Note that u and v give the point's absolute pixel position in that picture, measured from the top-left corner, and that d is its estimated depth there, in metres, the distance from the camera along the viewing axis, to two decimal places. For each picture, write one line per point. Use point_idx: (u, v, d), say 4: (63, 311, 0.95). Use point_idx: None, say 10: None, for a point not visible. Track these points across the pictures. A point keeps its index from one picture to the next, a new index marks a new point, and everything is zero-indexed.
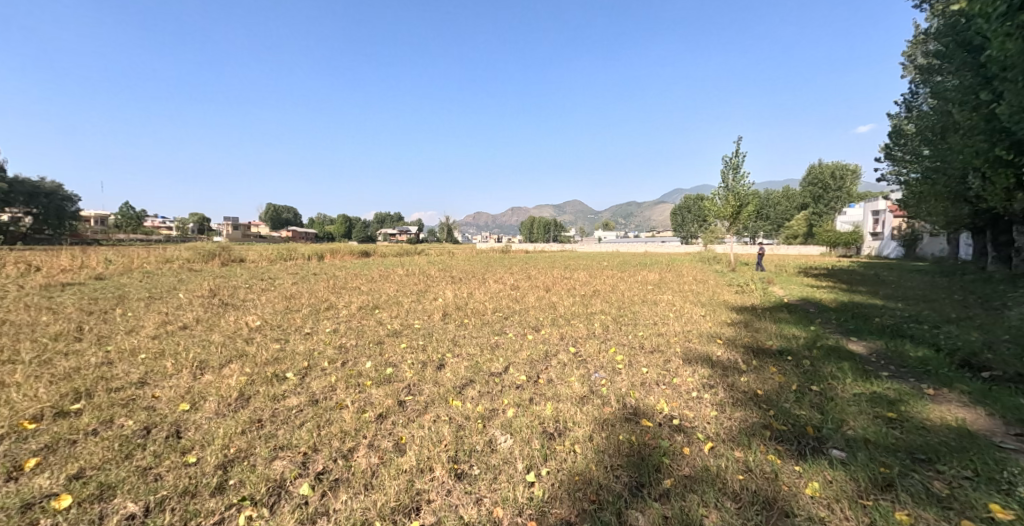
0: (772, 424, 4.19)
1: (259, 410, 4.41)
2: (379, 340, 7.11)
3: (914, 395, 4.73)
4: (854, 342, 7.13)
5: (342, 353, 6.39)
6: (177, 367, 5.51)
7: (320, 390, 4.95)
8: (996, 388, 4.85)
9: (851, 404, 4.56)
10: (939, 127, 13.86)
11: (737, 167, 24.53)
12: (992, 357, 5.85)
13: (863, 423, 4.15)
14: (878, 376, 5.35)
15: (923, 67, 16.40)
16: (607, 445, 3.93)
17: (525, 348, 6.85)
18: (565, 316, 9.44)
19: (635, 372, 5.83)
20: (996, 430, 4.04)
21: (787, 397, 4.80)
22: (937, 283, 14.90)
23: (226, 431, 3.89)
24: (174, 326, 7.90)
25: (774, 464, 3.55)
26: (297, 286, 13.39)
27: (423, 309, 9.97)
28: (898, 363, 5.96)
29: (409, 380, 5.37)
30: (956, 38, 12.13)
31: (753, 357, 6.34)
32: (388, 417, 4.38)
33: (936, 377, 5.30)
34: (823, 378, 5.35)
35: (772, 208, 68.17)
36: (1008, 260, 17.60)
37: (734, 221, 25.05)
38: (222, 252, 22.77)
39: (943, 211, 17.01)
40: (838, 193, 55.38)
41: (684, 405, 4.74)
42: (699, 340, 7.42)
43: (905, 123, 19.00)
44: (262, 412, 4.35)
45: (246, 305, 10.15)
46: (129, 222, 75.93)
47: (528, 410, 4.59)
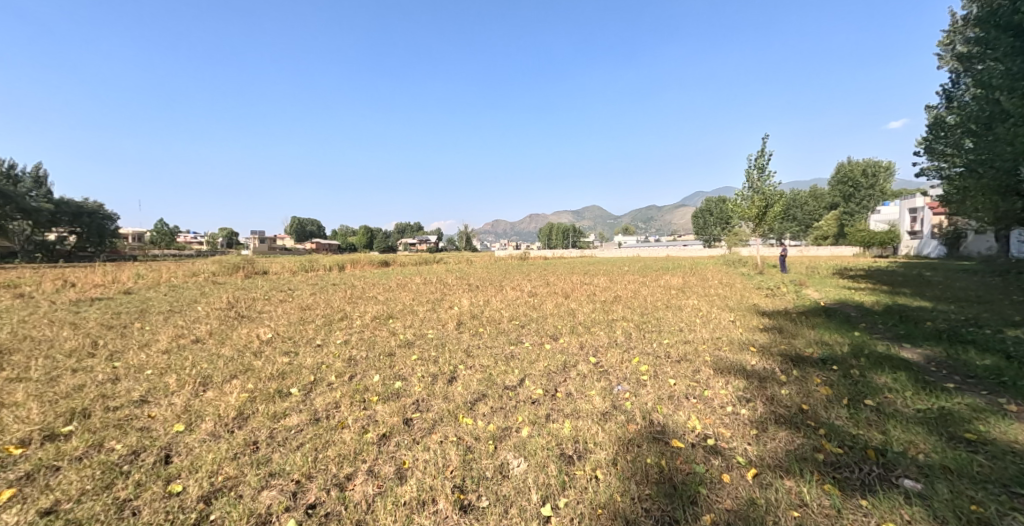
0: (825, 446, 3.68)
1: (256, 430, 4.11)
2: (390, 352, 6.77)
3: (992, 412, 4.15)
4: (908, 349, 6.46)
5: (351, 366, 6.08)
6: (180, 383, 5.28)
7: (323, 406, 4.64)
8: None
9: (916, 422, 4.01)
10: (986, 117, 12.90)
11: (762, 166, 23.65)
12: None
13: (935, 446, 3.61)
14: (943, 389, 4.77)
15: (963, 56, 15.37)
16: (633, 470, 3.49)
17: (542, 358, 6.44)
18: (585, 324, 8.97)
19: (662, 384, 5.35)
20: None
21: (838, 413, 4.28)
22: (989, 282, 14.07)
23: (217, 456, 3.59)
24: (187, 339, 7.75)
25: (833, 499, 3.07)
26: (315, 297, 13.29)
27: (438, 318, 9.64)
28: (963, 373, 5.33)
29: (418, 395, 5.00)
30: (999, 22, 11.27)
31: (792, 366, 5.78)
32: (392, 437, 4.03)
33: (1013, 391, 4.68)
34: (877, 390, 4.79)
35: (799, 208, 65.92)
36: None
37: (761, 222, 24.06)
38: (247, 265, 23.10)
39: (991, 206, 15.89)
40: (871, 191, 53.21)
41: (719, 423, 4.25)
42: (730, 348, 6.86)
43: (945, 115, 17.97)
44: (259, 433, 4.06)
45: (261, 317, 9.99)
46: (163, 238, 78.70)
47: (544, 429, 4.17)
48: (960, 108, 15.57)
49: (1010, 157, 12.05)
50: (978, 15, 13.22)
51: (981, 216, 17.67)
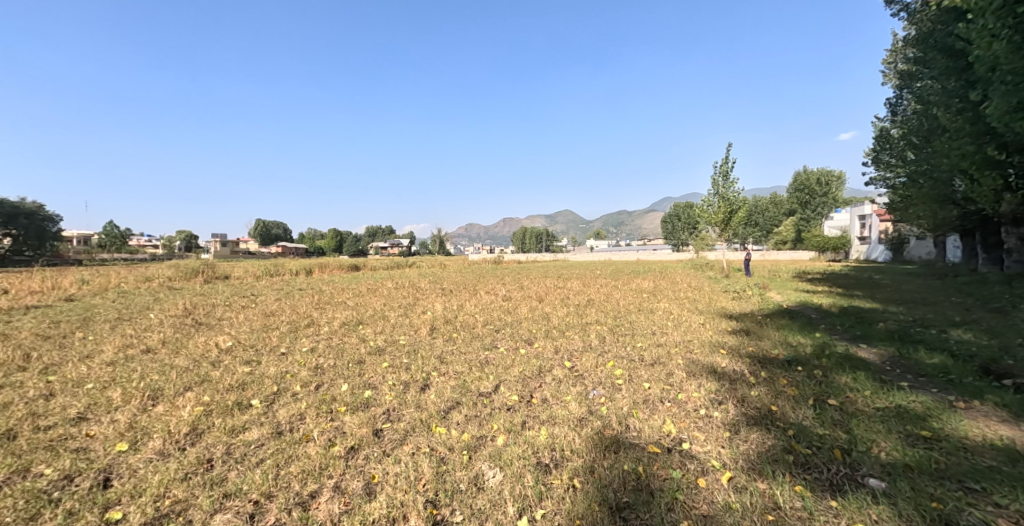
0: (795, 446, 3.71)
1: (212, 446, 3.83)
2: (360, 360, 6.52)
3: (945, 409, 4.29)
4: (865, 349, 6.68)
5: (318, 375, 5.80)
6: (125, 397, 4.90)
7: (286, 419, 4.37)
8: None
9: (878, 421, 4.11)
10: (924, 131, 13.77)
11: (727, 173, 24.37)
12: (1013, 364, 5.42)
13: (896, 444, 3.70)
14: (899, 387, 4.92)
15: (904, 73, 16.25)
16: (611, 477, 3.42)
17: (517, 364, 6.32)
18: (559, 327, 8.92)
19: (636, 388, 5.32)
20: None
21: (806, 414, 4.34)
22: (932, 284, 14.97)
23: (164, 477, 3.33)
24: (135, 350, 7.24)
25: (806, 501, 3.07)
26: (279, 302, 12.74)
27: (410, 323, 9.40)
28: (915, 372, 5.53)
29: (389, 404, 4.80)
30: (934, 45, 11.99)
31: (761, 368, 5.87)
32: (361, 450, 3.83)
33: (962, 388, 4.87)
34: (840, 390, 4.90)
35: (760, 214, 68.50)
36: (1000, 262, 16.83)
37: (726, 228, 24.74)
38: (205, 269, 22.04)
39: (930, 216, 16.81)
40: (825, 199, 55.83)
41: (694, 426, 4.24)
42: (702, 350, 6.92)
43: (890, 128, 19.05)
44: (214, 449, 3.78)
45: (219, 324, 9.48)
46: (112, 241, 74.52)
47: (520, 437, 4.06)
48: (902, 122, 16.45)
49: (948, 169, 13.00)
50: (916, 36, 13.98)
51: (922, 223, 18.74)
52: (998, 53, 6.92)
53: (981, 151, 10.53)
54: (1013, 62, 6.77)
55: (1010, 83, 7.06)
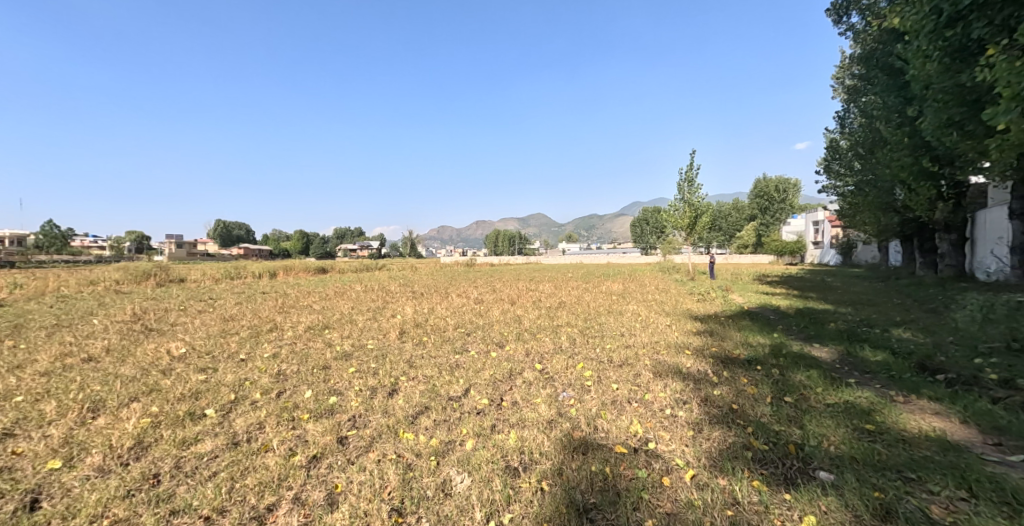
0: (753, 443, 3.84)
1: (158, 460, 3.65)
2: (325, 365, 6.34)
3: (886, 404, 4.54)
4: (817, 348, 7.00)
5: (280, 382, 5.60)
6: (62, 410, 4.60)
7: (243, 428, 4.21)
8: (958, 392, 4.73)
9: (828, 416, 4.31)
10: (869, 144, 14.61)
11: (692, 179, 25.11)
12: (945, 360, 5.77)
13: (843, 437, 3.88)
14: (847, 384, 5.17)
15: (850, 88, 17.20)
16: (578, 479, 3.44)
17: (487, 367, 6.30)
18: (531, 330, 8.95)
19: (606, 389, 5.39)
20: (973, 440, 3.84)
21: (763, 411, 4.51)
22: (877, 287, 15.86)
23: (103, 496, 3.16)
24: (76, 359, 6.80)
25: (762, 496, 3.18)
26: (239, 307, 12.25)
27: (379, 327, 9.22)
28: (861, 369, 5.83)
29: (355, 410, 4.69)
30: (875, 63, 12.75)
31: (723, 368, 6.06)
32: (324, 458, 3.72)
33: (902, 383, 5.16)
34: (794, 388, 5.12)
35: (723, 219, 70.90)
36: (934, 266, 17.77)
37: (691, 232, 25.48)
38: (158, 271, 20.97)
39: (874, 223, 17.82)
40: (783, 206, 58.35)
41: (660, 426, 4.32)
42: (668, 351, 7.08)
43: (839, 140, 20.11)
44: (162, 464, 3.60)
45: (172, 330, 9.02)
46: (53, 242, 69.90)
47: (489, 440, 4.04)
48: (850, 135, 17.40)
49: (890, 179, 13.86)
50: (860, 54, 14.81)
51: (868, 229, 19.82)
52: (931, 73, 7.35)
53: (918, 163, 11.28)
54: (943, 81, 7.26)
55: (941, 100, 7.57)
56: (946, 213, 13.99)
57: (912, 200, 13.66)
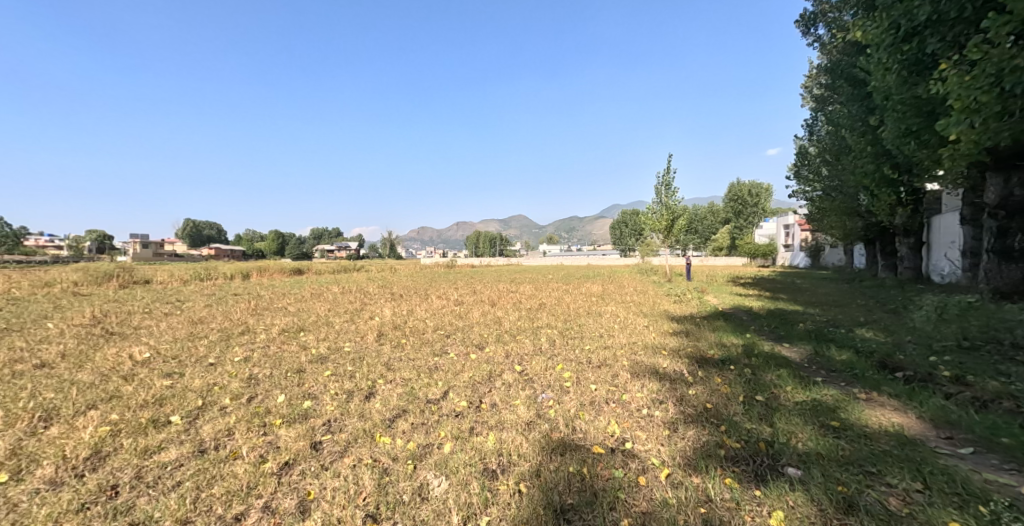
0: (726, 441, 3.93)
1: (118, 471, 3.52)
2: (299, 369, 6.21)
3: (850, 401, 4.69)
4: (787, 348, 7.21)
5: (251, 386, 5.45)
6: (11, 420, 4.39)
7: (210, 435, 4.08)
8: (915, 388, 4.94)
9: (796, 414, 4.44)
10: (835, 150, 15.15)
11: (669, 183, 25.57)
12: (904, 358, 6.01)
13: (810, 434, 4.01)
14: (814, 382, 5.34)
15: (818, 97, 17.81)
16: (556, 480, 3.46)
17: (467, 369, 6.27)
18: (511, 331, 8.95)
19: (584, 390, 5.43)
20: (929, 434, 4.01)
21: (735, 410, 4.61)
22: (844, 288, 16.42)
23: (53, 510, 3.04)
24: (29, 365, 6.47)
25: (733, 492, 3.25)
26: (208, 309, 11.88)
27: (356, 330, 9.07)
28: (828, 367, 6.03)
29: (330, 415, 4.60)
30: (840, 73, 13.24)
31: (698, 368, 6.17)
32: (296, 465, 3.64)
33: (865, 380, 5.36)
34: (765, 387, 5.25)
35: (699, 222, 72.33)
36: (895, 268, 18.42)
37: (669, 234, 25.91)
38: (120, 272, 20.16)
39: (841, 227, 18.45)
40: (756, 210, 59.88)
41: (636, 426, 4.38)
42: (646, 352, 7.18)
43: (808, 146, 20.78)
44: (121, 474, 3.47)
45: (136, 334, 8.68)
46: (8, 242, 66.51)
47: (467, 443, 4.02)
48: (817, 141, 18.00)
49: (855, 185, 14.39)
50: (827, 64, 15.35)
51: (834, 233, 20.51)
52: (891, 84, 7.67)
53: (879, 170, 11.78)
54: (902, 93, 7.59)
55: (900, 111, 7.92)
56: (906, 218, 14.58)
57: (876, 205, 14.21)
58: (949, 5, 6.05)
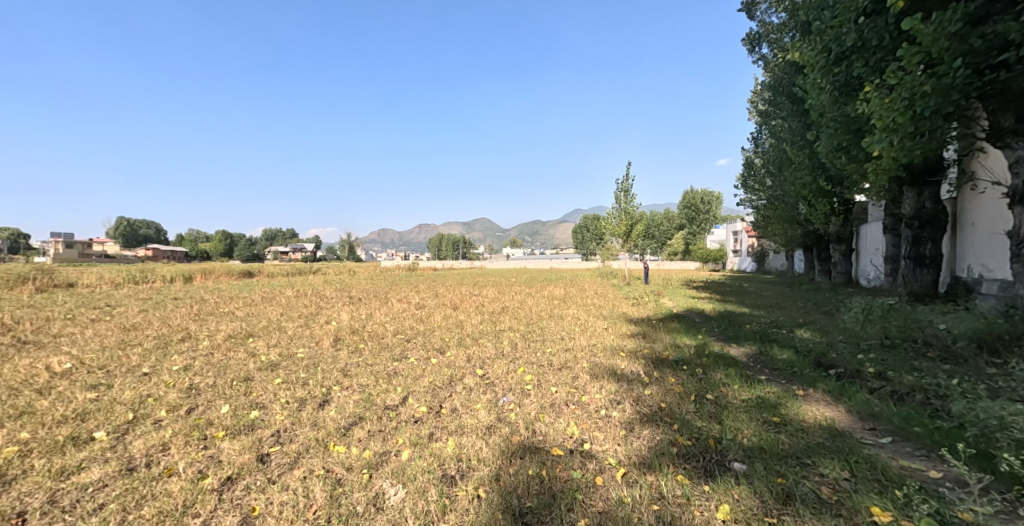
0: (678, 439, 4.08)
1: (28, 496, 3.24)
2: (246, 377, 5.92)
3: (789, 398, 4.98)
4: (735, 348, 7.57)
5: (191, 397, 5.15)
6: None
7: (142, 451, 3.82)
8: (845, 384, 5.31)
9: (741, 411, 4.67)
10: (778, 162, 16.09)
11: (627, 189, 26.31)
12: (837, 356, 6.45)
13: (754, 429, 4.22)
14: (758, 380, 5.64)
15: (762, 111, 18.87)
16: (515, 484, 3.47)
17: (427, 374, 6.19)
18: (473, 335, 8.91)
19: (545, 393, 5.48)
20: (856, 426, 4.32)
21: (687, 408, 4.79)
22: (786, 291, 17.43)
23: None
24: None
25: (684, 488, 3.37)
26: (143, 315, 11.11)
27: (311, 335, 8.75)
28: (770, 366, 6.38)
29: (279, 425, 4.42)
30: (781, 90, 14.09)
31: (654, 368, 6.36)
32: (240, 479, 3.48)
33: (802, 378, 5.71)
34: (714, 385, 5.49)
35: (656, 227, 74.67)
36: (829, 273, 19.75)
37: (627, 239, 26.60)
38: (40, 276, 18.51)
39: (783, 234, 19.58)
40: (708, 216, 62.53)
41: (595, 427, 4.46)
42: (605, 354, 7.32)
43: (753, 157, 21.94)
44: (31, 500, 3.20)
45: (57, 343, 7.99)
46: None
47: (426, 449, 3.96)
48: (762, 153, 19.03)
49: (795, 195, 15.33)
50: (769, 81, 16.30)
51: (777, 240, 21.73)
52: (824, 103, 8.23)
53: (815, 182, 12.61)
54: (833, 111, 8.16)
55: (832, 128, 8.51)
56: (839, 227, 15.67)
57: (813, 214, 15.19)
58: (871, 33, 6.57)
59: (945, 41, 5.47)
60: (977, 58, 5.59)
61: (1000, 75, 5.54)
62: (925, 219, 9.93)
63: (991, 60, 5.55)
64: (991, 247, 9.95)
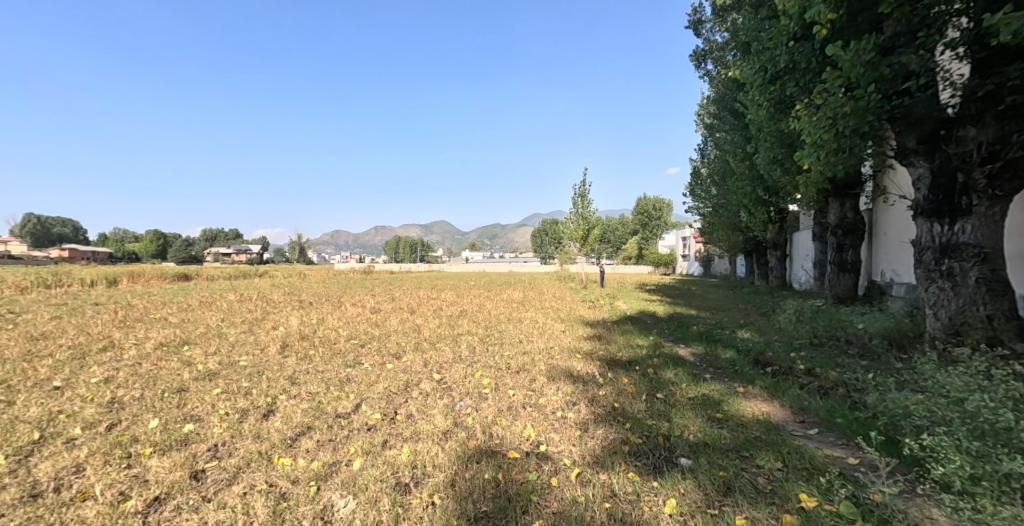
0: (630, 438, 4.20)
1: None
2: (180, 388, 5.55)
3: (732, 395, 5.25)
4: (683, 348, 7.90)
5: (112, 412, 4.77)
6: None
7: (50, 474, 3.50)
8: (779, 380, 5.65)
9: (688, 408, 4.87)
10: (722, 172, 16.96)
11: (584, 194, 26.87)
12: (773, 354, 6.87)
13: (700, 426, 4.41)
14: (704, 379, 5.91)
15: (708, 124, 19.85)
16: (471, 489, 3.45)
17: (381, 380, 6.04)
18: (430, 339, 8.79)
19: (502, 396, 5.48)
20: (790, 419, 4.61)
21: (639, 407, 4.94)
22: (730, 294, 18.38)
23: None
24: None
25: (635, 485, 3.47)
26: (60, 322, 10.15)
27: (255, 341, 8.33)
28: (715, 365, 6.70)
29: (217, 438, 4.18)
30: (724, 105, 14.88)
31: (609, 369, 6.51)
32: (169, 500, 3.26)
33: (742, 375, 6.03)
34: (664, 384, 5.70)
35: (611, 232, 76.60)
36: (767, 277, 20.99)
37: (585, 243, 27.14)
38: None
39: (727, 240, 20.64)
40: (659, 222, 64.91)
41: (550, 428, 4.51)
42: (562, 356, 7.43)
43: (700, 167, 23.04)
44: None
45: None
46: None
47: (379, 457, 3.87)
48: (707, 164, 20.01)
49: (737, 204, 16.22)
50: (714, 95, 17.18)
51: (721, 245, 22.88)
52: (760, 118, 8.75)
53: (754, 192, 13.39)
54: (770, 126, 8.68)
55: (769, 142, 9.05)
56: (776, 234, 16.72)
57: (753, 221, 16.11)
58: (800, 56, 7.05)
59: (861, 67, 5.95)
60: (887, 84, 6.09)
61: (905, 100, 6.00)
62: (847, 227, 10.76)
63: (898, 86, 6.07)
64: (900, 255, 10.90)
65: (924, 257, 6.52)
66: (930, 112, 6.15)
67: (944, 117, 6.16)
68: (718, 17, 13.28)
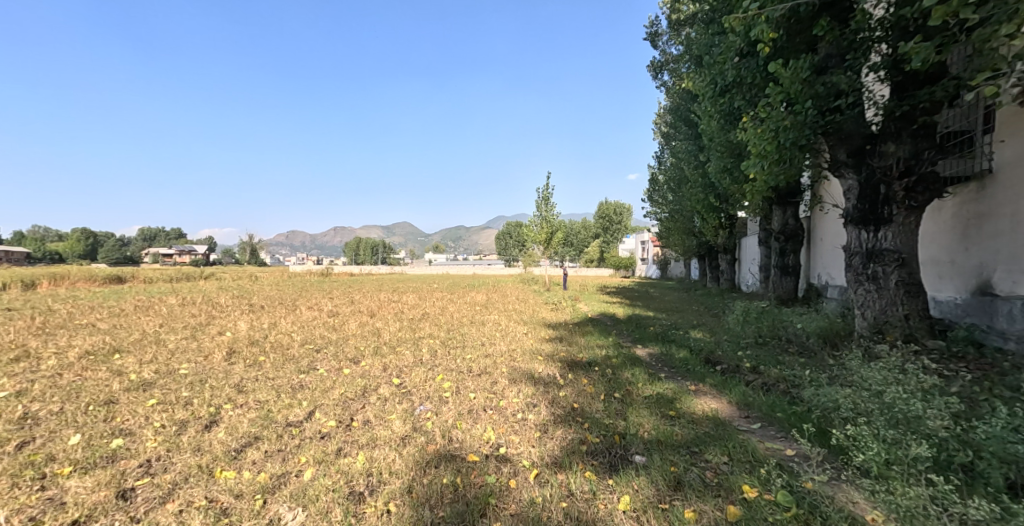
0: (589, 437, 4.25)
1: None
2: (108, 400, 5.15)
3: (685, 393, 5.41)
4: (640, 349, 8.10)
5: (24, 428, 4.35)
6: None
7: None
8: (728, 378, 5.89)
9: (643, 407, 4.98)
10: (677, 179, 17.59)
11: (547, 198, 27.11)
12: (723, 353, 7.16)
13: (653, 424, 4.53)
14: (659, 378, 6.07)
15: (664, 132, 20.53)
16: (428, 494, 3.39)
17: (337, 386, 5.83)
18: (390, 343, 8.59)
19: (463, 399, 5.43)
20: (737, 415, 4.81)
21: (598, 407, 5.01)
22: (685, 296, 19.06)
23: None
24: None
25: (591, 484, 3.51)
26: None
27: (199, 348, 7.85)
28: (670, 365, 6.90)
29: (151, 453, 3.91)
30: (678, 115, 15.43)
31: (570, 370, 6.58)
32: (93, 522, 3.02)
33: (694, 374, 6.25)
34: (622, 384, 5.81)
35: (573, 236, 77.72)
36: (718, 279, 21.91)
37: (548, 246, 27.38)
38: None
39: (681, 244, 21.38)
40: (620, 226, 66.44)
41: (510, 431, 4.49)
42: (523, 358, 7.44)
43: (657, 174, 23.80)
44: None
45: None
46: None
47: (332, 466, 3.73)
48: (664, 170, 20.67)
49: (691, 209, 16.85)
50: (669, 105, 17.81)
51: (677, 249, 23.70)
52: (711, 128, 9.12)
53: (707, 198, 13.94)
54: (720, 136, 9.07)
55: (719, 151, 9.45)
56: (727, 238, 17.49)
57: (706, 227, 16.77)
58: (746, 71, 7.41)
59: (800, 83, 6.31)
60: (822, 100, 6.50)
61: (836, 116, 6.43)
62: (788, 233, 11.40)
63: (831, 103, 6.49)
64: (833, 259, 11.66)
65: (853, 262, 6.97)
66: (857, 129, 6.65)
67: (869, 134, 6.67)
68: (673, 29, 13.77)
